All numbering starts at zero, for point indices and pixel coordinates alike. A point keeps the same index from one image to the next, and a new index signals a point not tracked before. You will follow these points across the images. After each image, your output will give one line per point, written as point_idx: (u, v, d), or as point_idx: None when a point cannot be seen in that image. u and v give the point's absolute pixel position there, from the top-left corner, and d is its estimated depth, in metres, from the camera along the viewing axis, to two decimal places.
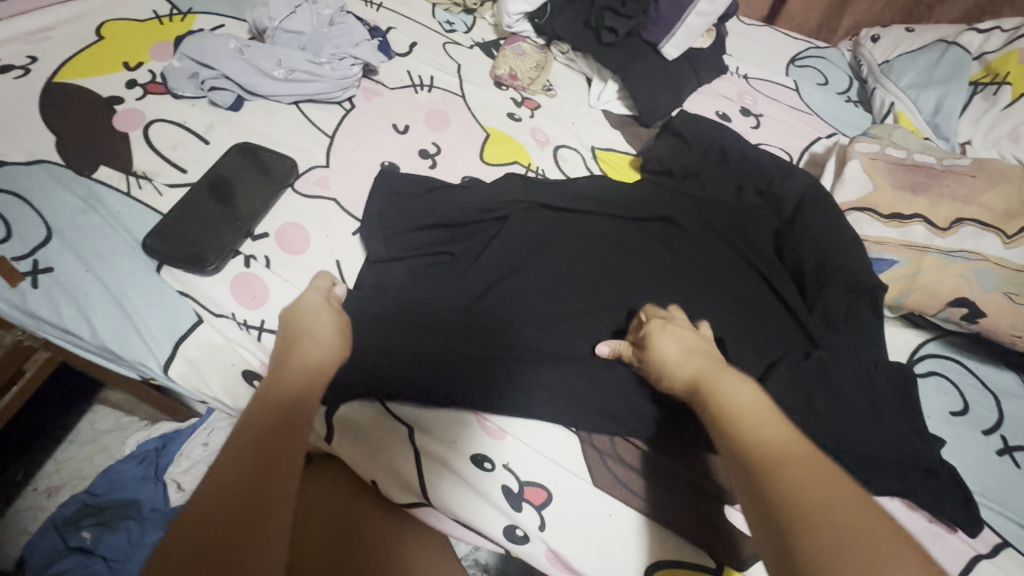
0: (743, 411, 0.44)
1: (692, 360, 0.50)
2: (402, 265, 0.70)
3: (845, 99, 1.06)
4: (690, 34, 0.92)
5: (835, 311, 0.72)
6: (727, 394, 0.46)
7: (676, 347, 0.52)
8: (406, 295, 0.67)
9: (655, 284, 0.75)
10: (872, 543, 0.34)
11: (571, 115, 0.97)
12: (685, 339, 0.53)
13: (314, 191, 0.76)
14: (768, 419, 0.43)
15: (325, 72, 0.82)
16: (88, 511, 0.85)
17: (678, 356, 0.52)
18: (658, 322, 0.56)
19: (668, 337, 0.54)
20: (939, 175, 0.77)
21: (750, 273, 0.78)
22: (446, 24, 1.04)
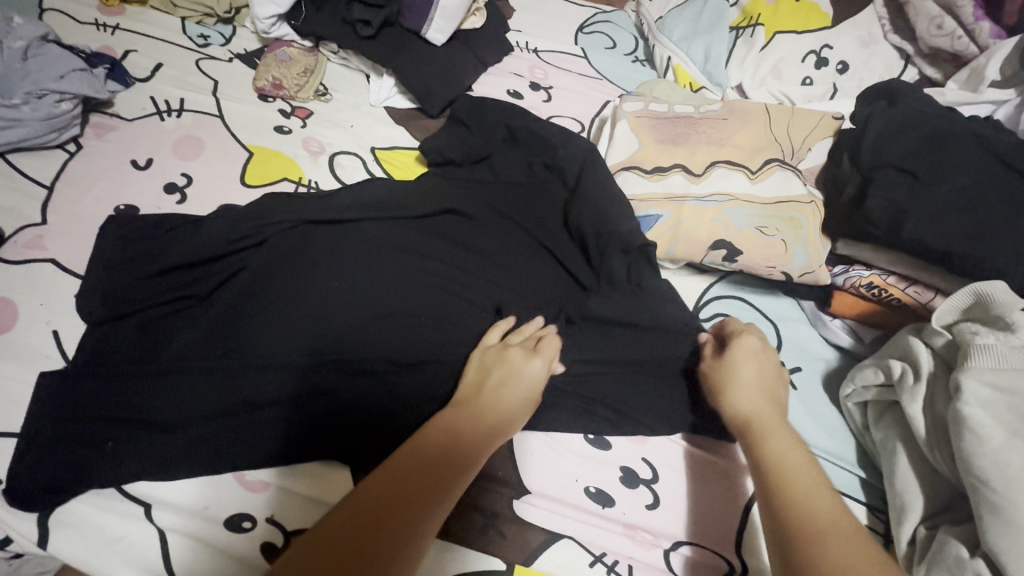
0: (783, 464, 0.48)
1: (766, 403, 0.54)
2: (132, 322, 0.61)
3: (632, 60, 1.08)
4: (449, 16, 0.89)
5: (620, 269, 0.69)
6: (782, 448, 0.49)
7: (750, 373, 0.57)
8: (137, 355, 0.59)
9: (440, 281, 0.70)
10: None
11: (350, 118, 0.90)
12: (761, 369, 0.57)
13: (23, 255, 0.65)
14: (812, 483, 0.46)
15: (24, 113, 0.71)
16: None
17: (746, 383, 0.56)
18: (752, 345, 0.59)
19: (751, 365, 0.57)
20: (696, 123, 0.79)
21: (538, 252, 0.75)
22: (199, 38, 0.94)
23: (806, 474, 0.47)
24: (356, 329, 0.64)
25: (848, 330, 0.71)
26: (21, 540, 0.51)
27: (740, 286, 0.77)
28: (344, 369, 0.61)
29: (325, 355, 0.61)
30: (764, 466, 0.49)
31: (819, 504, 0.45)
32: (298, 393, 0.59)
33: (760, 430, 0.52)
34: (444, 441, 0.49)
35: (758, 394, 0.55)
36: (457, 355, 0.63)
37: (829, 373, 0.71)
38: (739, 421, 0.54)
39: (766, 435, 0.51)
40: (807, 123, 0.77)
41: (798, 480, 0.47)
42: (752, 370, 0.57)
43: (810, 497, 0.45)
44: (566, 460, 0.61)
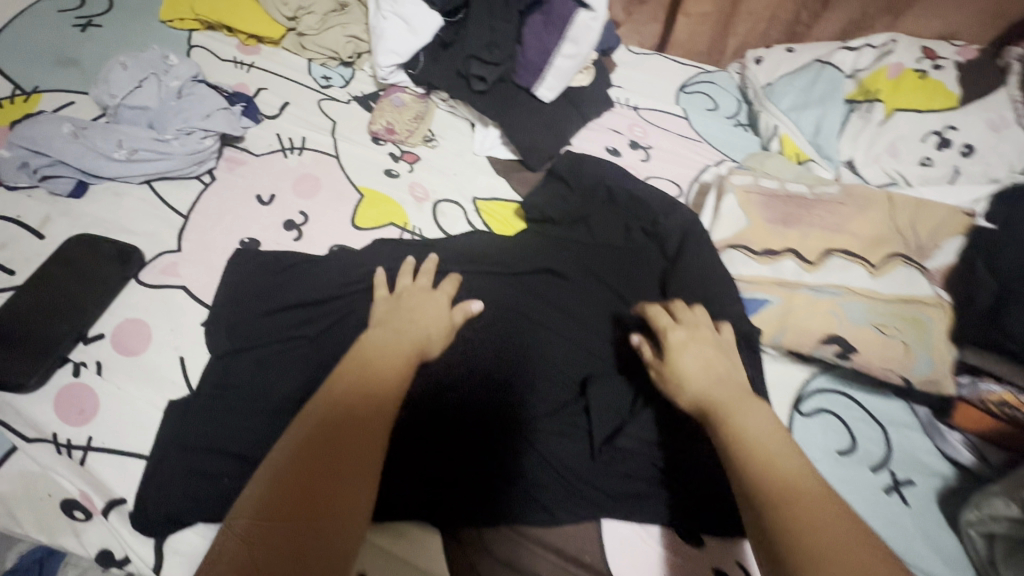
0: (761, 445, 0.47)
1: (713, 386, 0.54)
2: (250, 357, 0.64)
3: (734, 124, 1.06)
4: (561, 76, 0.89)
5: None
6: (750, 425, 0.49)
7: (697, 363, 0.56)
8: (250, 392, 0.61)
9: (533, 343, 0.70)
10: (859, 559, 0.39)
11: (453, 165, 0.93)
12: (705, 359, 0.57)
13: (160, 280, 0.71)
14: (785, 451, 0.47)
15: (174, 149, 0.78)
16: None
17: (701, 380, 0.55)
18: (680, 337, 0.59)
19: (690, 355, 0.57)
20: (809, 204, 0.77)
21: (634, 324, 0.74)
22: (322, 79, 1.00)
23: (769, 435, 0.48)
24: (448, 385, 0.64)
25: (967, 446, 0.67)
26: (138, 562, 0.54)
27: (845, 380, 0.73)
28: (434, 421, 0.62)
29: (416, 406, 0.63)
30: (730, 441, 0.48)
31: (790, 464, 0.45)
32: (391, 443, 0.60)
33: (724, 419, 0.50)
34: (363, 388, 0.50)
35: (702, 376, 0.55)
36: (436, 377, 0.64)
37: (945, 491, 0.65)
38: (699, 407, 0.54)
39: (739, 419, 0.50)
40: (934, 217, 0.73)
41: (774, 453, 0.46)
42: (688, 358, 0.57)
43: (772, 452, 0.46)
44: (654, 553, 0.59)
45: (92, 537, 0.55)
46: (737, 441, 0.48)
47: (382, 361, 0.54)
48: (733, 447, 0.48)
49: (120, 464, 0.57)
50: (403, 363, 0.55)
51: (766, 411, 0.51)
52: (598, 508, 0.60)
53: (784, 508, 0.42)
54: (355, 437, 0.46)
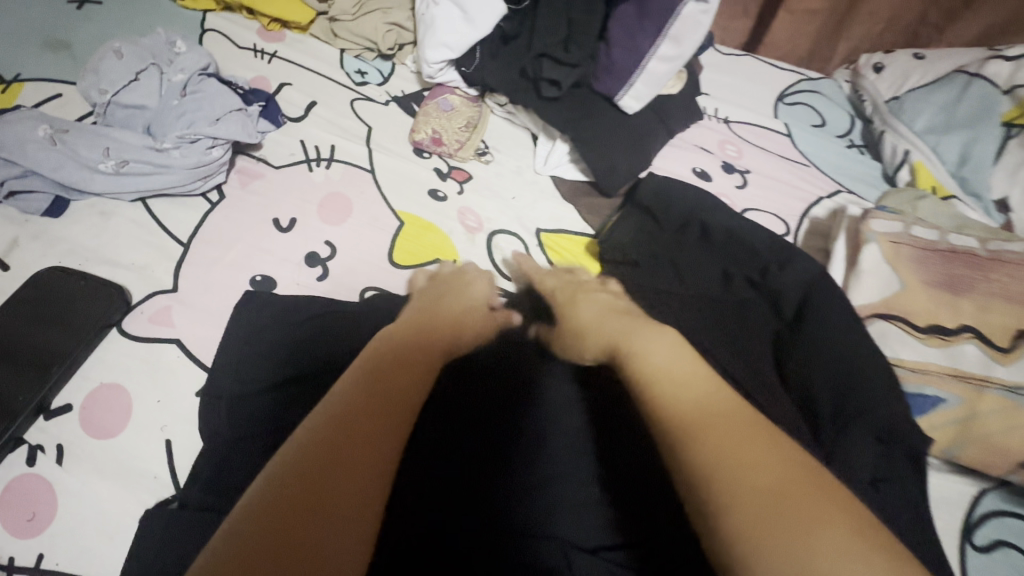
0: (668, 373, 0.43)
1: (613, 321, 0.51)
2: (243, 461, 0.48)
3: (847, 145, 0.87)
4: (653, 83, 0.72)
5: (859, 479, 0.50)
6: (654, 358, 0.44)
7: (593, 314, 0.53)
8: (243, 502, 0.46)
9: (613, 429, 0.52)
10: (792, 505, 0.33)
11: (511, 186, 0.77)
12: (606, 305, 0.54)
13: (148, 331, 0.56)
14: (688, 381, 0.42)
15: (173, 159, 0.62)
16: None
17: (592, 326, 0.52)
18: (583, 293, 0.57)
19: (590, 305, 0.54)
20: (984, 265, 0.59)
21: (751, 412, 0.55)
22: (356, 74, 0.84)
23: (688, 377, 0.42)
24: (497, 460, 0.50)
25: None
26: None
27: None
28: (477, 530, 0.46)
29: (455, 478, 0.48)
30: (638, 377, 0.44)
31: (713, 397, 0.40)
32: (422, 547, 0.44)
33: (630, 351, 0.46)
34: (405, 360, 0.45)
35: (601, 314, 0.52)
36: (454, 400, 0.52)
37: None
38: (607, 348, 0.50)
39: (641, 348, 0.46)
40: None
41: (677, 388, 0.41)
42: (592, 305, 0.54)
43: (686, 381, 0.42)
44: None
45: None
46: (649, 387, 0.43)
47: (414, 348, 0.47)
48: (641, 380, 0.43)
49: None
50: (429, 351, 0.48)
51: (666, 335, 0.47)
52: None
53: (729, 448, 0.36)
54: (392, 392, 0.41)
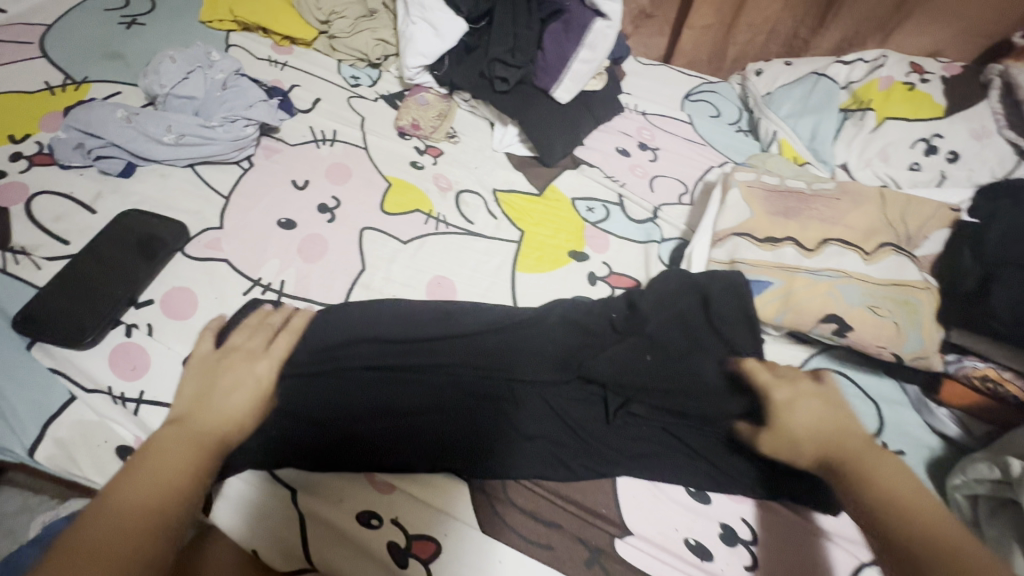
0: (901, 491, 0.49)
1: (832, 424, 0.56)
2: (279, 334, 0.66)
3: (735, 130, 1.13)
4: (577, 80, 0.97)
5: (709, 338, 0.70)
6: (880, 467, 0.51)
7: (812, 418, 0.57)
8: None
9: (518, 326, 0.71)
10: None
11: (474, 160, 0.99)
12: (815, 409, 0.57)
13: (204, 253, 0.76)
14: (933, 510, 0.47)
15: (217, 134, 0.83)
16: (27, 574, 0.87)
17: (812, 427, 0.56)
18: (783, 393, 0.60)
19: (802, 409, 0.58)
20: (808, 199, 0.82)
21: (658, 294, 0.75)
22: (351, 79, 1.07)
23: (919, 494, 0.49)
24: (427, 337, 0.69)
25: (954, 420, 0.71)
26: None
27: (841, 361, 0.78)
28: (418, 383, 0.66)
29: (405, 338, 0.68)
30: (877, 500, 0.49)
31: (949, 527, 0.46)
32: (411, 386, 0.65)
33: (860, 464, 0.52)
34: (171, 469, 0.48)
35: (826, 414, 0.57)
36: (372, 310, 0.71)
37: (931, 461, 0.70)
38: (832, 457, 0.54)
39: (872, 466, 0.51)
40: (924, 210, 0.78)
41: (930, 512, 0.47)
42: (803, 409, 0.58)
43: (919, 502, 0.48)
44: (667, 508, 0.63)
45: None
46: (887, 509, 0.48)
47: (183, 454, 0.49)
48: (885, 497, 0.49)
49: None
50: (201, 445, 0.51)
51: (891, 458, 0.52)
52: (612, 466, 0.63)
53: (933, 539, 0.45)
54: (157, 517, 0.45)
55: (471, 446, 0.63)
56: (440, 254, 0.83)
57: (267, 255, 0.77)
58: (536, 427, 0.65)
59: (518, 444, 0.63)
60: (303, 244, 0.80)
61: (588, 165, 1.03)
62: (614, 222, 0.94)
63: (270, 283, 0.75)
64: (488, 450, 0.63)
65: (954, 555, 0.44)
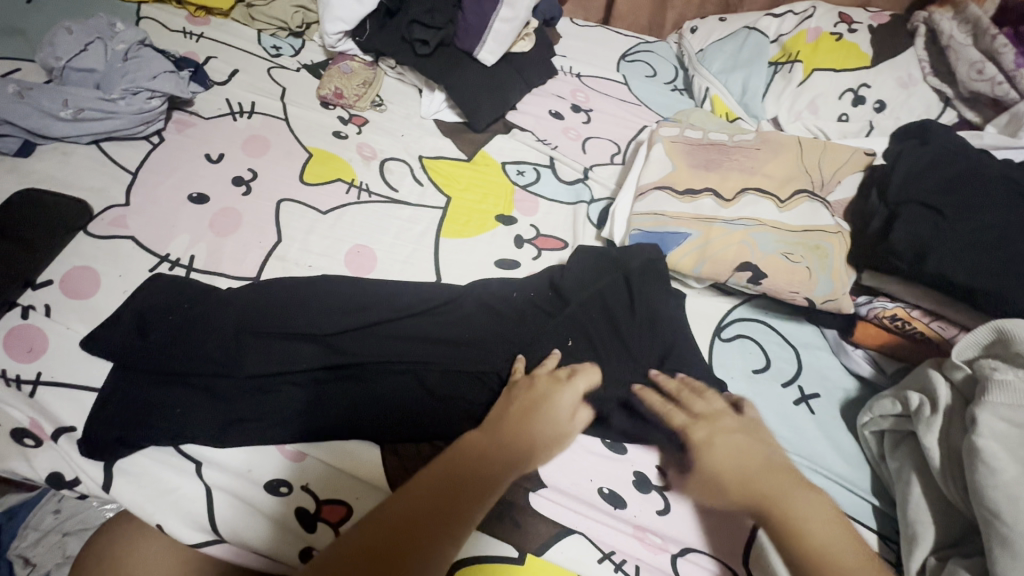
0: (831, 553, 0.48)
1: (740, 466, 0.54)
2: (184, 312, 0.64)
3: (671, 89, 1.12)
4: (500, 41, 0.95)
5: (627, 296, 0.71)
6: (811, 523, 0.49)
7: (728, 459, 0.55)
8: (181, 338, 0.62)
9: (439, 302, 0.71)
10: None
11: (401, 128, 0.97)
12: (735, 444, 0.56)
13: (108, 231, 0.73)
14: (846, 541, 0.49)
15: (119, 108, 0.80)
16: None
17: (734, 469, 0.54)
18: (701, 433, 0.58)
19: (719, 447, 0.56)
20: (729, 151, 0.82)
21: (581, 257, 0.75)
22: (271, 49, 1.03)
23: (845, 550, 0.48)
24: (342, 316, 0.67)
25: (869, 360, 0.73)
26: (88, 481, 0.57)
27: (763, 310, 0.79)
28: (331, 358, 0.64)
29: (317, 316, 0.67)
30: (785, 533, 0.49)
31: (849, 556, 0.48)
32: (323, 362, 0.63)
33: (780, 506, 0.51)
34: (472, 458, 0.53)
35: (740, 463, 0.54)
36: (285, 287, 0.69)
37: (847, 400, 0.71)
38: (739, 489, 0.53)
39: (786, 506, 0.51)
40: (839, 156, 0.79)
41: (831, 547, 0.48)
42: (722, 446, 0.56)
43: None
44: (582, 459, 0.63)
45: (42, 461, 0.57)
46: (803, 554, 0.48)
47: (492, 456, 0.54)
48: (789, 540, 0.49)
49: (70, 397, 0.59)
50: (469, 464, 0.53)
51: (814, 499, 0.51)
52: None
53: None
54: (461, 495, 0.51)
55: (393, 418, 0.62)
56: (362, 222, 0.82)
57: (177, 230, 0.75)
58: (452, 389, 0.64)
59: (433, 407, 0.63)
60: (216, 218, 0.77)
61: (519, 129, 1.01)
62: (544, 185, 0.93)
63: (179, 258, 0.72)
64: (405, 418, 0.62)
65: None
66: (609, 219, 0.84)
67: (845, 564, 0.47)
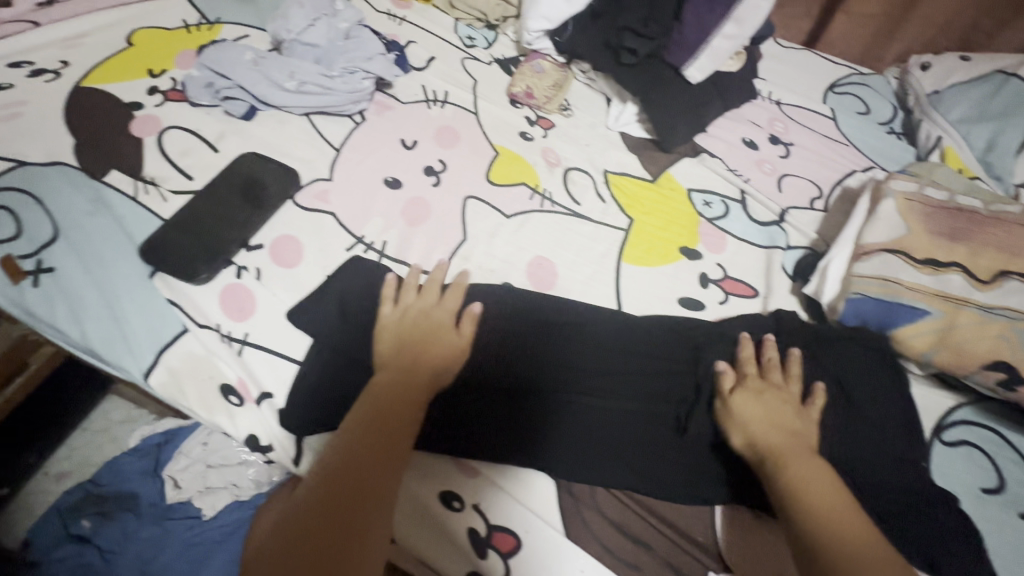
0: (807, 493, 0.48)
1: (766, 432, 0.54)
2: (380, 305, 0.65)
3: (886, 130, 0.99)
4: (716, 57, 0.87)
5: (842, 383, 0.63)
6: (809, 476, 0.49)
7: (761, 412, 0.56)
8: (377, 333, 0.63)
9: (630, 339, 0.67)
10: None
11: (586, 136, 0.93)
12: (767, 408, 0.56)
13: (313, 204, 0.75)
14: (842, 505, 0.48)
15: (337, 85, 0.83)
16: (91, 501, 0.95)
17: (757, 427, 0.55)
18: (754, 386, 0.59)
19: (751, 405, 0.57)
20: (983, 221, 0.70)
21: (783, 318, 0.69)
22: (466, 39, 1.03)
23: (830, 495, 0.48)
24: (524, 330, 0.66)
25: None
26: (281, 451, 0.59)
27: (996, 417, 0.66)
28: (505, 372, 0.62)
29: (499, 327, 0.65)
30: (787, 494, 0.49)
31: (854, 520, 0.47)
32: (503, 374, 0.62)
33: (782, 466, 0.51)
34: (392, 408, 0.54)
35: (762, 423, 0.55)
36: (473, 293, 0.68)
37: None
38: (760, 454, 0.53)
39: (790, 464, 0.51)
40: None
41: (830, 507, 0.47)
42: (755, 408, 0.56)
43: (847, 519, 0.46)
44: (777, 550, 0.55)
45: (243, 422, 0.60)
46: (798, 514, 0.47)
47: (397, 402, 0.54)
48: (793, 500, 0.48)
49: (273, 364, 0.62)
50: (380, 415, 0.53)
51: (819, 461, 0.51)
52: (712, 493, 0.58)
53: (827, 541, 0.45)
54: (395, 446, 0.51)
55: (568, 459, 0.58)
56: (543, 233, 0.79)
57: (372, 213, 0.76)
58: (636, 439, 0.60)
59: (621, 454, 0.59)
60: (408, 206, 0.78)
61: (709, 155, 0.93)
62: (733, 221, 0.85)
63: (373, 242, 0.73)
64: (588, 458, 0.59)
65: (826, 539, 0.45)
66: (816, 273, 0.74)
67: (830, 511, 0.47)
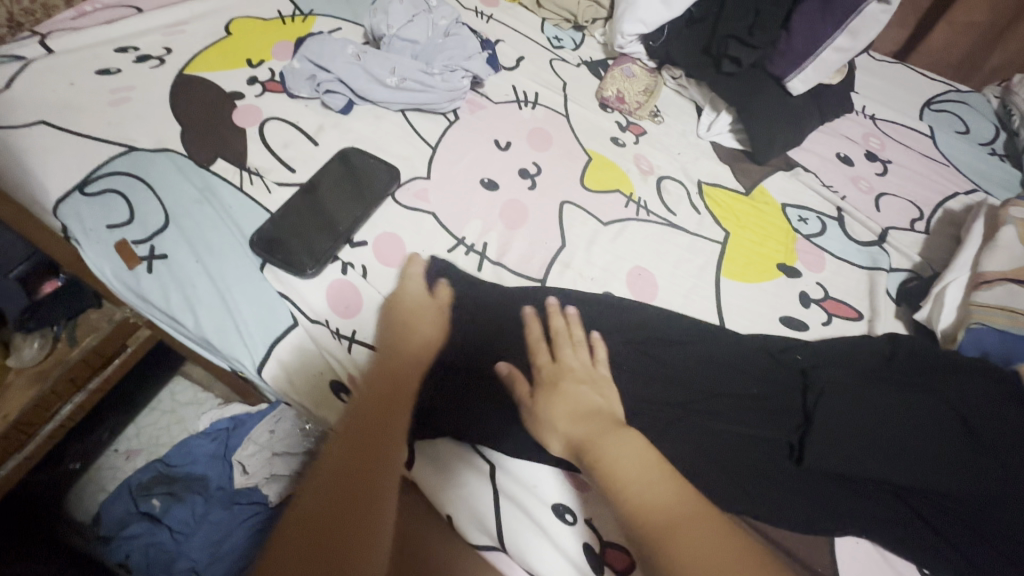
0: (631, 478, 0.48)
1: (575, 424, 0.54)
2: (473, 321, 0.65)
3: (989, 151, 0.95)
4: (822, 69, 0.85)
5: (968, 419, 0.61)
6: (619, 457, 0.49)
7: (568, 406, 0.55)
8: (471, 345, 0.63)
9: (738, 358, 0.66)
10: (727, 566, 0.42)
11: (678, 145, 0.91)
12: (571, 402, 0.56)
13: (413, 203, 0.75)
14: (648, 483, 0.47)
15: (437, 82, 0.83)
16: (161, 480, 0.96)
17: (565, 424, 0.54)
18: (551, 373, 0.59)
19: (561, 399, 0.56)
20: None
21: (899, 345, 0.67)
22: (554, 40, 1.02)
23: (651, 476, 0.48)
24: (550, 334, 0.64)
25: None
26: None
27: None
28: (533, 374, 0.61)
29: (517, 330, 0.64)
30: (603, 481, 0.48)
31: (657, 496, 0.47)
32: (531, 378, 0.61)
33: (595, 454, 0.50)
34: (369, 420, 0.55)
35: (564, 413, 0.55)
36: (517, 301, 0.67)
37: None
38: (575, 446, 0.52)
39: (601, 450, 0.50)
40: None
41: (632, 487, 0.47)
42: (559, 405, 0.55)
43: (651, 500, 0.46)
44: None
45: None
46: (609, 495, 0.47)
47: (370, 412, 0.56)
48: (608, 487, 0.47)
49: None
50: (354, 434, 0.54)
51: (633, 437, 0.52)
52: (833, 524, 0.55)
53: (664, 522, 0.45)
54: (370, 455, 0.52)
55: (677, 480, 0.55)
56: (640, 243, 0.77)
57: (470, 214, 0.75)
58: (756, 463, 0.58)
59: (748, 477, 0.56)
60: (506, 209, 0.77)
61: (803, 169, 0.91)
62: (831, 239, 0.83)
63: (473, 244, 0.73)
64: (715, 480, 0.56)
65: (665, 519, 0.45)
66: (931, 299, 0.72)
67: (655, 493, 0.47)
